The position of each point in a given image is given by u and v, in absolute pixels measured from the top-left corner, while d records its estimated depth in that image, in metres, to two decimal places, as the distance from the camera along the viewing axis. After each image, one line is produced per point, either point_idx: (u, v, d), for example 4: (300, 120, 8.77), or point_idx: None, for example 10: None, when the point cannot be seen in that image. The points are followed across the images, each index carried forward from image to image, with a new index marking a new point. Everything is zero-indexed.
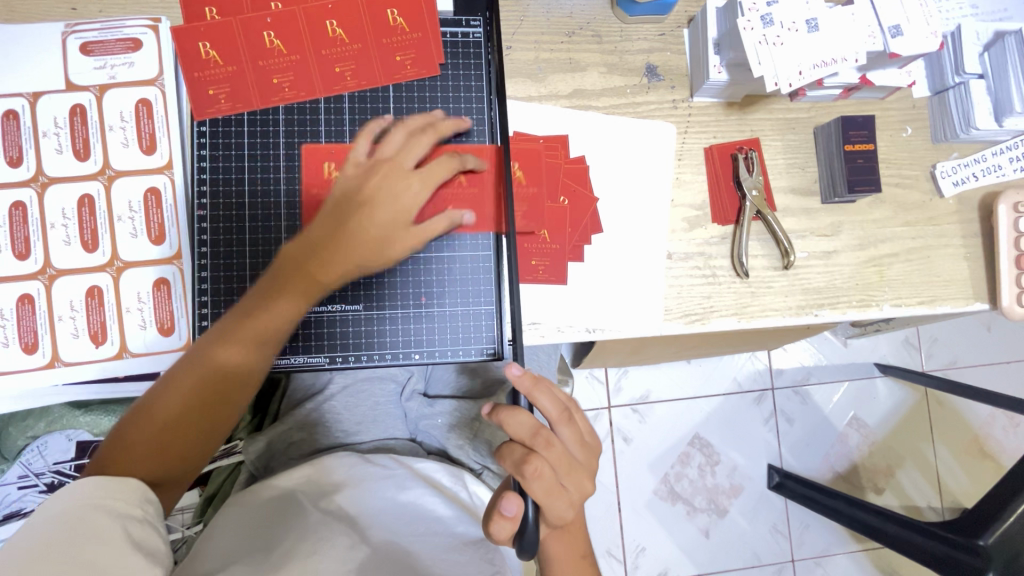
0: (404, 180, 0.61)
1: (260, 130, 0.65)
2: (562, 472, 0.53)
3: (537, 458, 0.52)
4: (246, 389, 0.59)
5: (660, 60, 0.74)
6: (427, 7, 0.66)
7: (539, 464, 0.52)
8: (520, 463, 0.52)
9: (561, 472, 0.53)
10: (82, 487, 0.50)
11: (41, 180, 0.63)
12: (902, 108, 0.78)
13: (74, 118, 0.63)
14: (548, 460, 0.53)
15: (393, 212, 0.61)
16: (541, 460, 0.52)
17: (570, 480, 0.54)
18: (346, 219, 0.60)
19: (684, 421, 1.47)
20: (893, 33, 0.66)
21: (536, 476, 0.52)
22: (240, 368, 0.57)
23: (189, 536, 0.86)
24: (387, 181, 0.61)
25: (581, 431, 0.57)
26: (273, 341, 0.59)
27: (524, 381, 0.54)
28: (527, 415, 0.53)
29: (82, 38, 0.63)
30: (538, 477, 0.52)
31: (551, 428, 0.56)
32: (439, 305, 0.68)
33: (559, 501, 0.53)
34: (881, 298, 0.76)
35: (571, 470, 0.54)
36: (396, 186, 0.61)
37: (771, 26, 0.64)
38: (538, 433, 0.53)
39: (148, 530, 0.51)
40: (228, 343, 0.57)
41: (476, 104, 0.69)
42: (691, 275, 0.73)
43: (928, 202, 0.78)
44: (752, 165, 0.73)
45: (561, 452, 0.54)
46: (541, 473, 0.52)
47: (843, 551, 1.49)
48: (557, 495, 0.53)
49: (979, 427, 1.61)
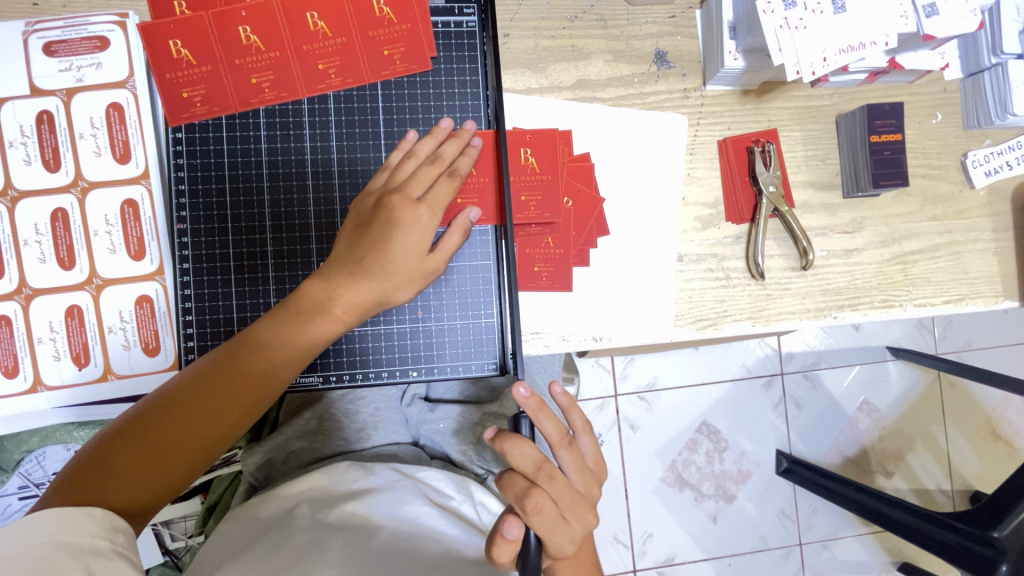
0: (422, 218, 0.56)
1: (240, 136, 0.60)
2: (564, 504, 0.50)
3: (539, 492, 0.49)
4: (238, 424, 0.56)
5: (670, 46, 0.69)
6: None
7: (541, 499, 0.49)
8: (521, 496, 0.49)
9: (564, 505, 0.50)
10: (45, 522, 0.47)
11: (12, 194, 0.59)
12: (931, 92, 0.72)
13: (42, 126, 0.59)
14: (550, 494, 0.50)
15: (407, 250, 0.56)
16: (543, 494, 0.49)
17: (574, 515, 0.51)
18: (357, 261, 0.56)
19: (691, 409, 1.45)
20: (928, 12, 0.60)
21: (537, 510, 0.48)
22: (242, 403, 0.55)
23: (193, 545, 0.91)
24: (400, 218, 0.56)
25: (581, 454, 0.54)
26: (274, 379, 0.56)
27: (562, 400, 0.53)
28: (530, 446, 0.49)
29: (44, 38, 0.59)
30: (539, 511, 0.49)
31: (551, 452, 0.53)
32: (436, 319, 0.65)
33: (561, 535, 0.50)
34: (905, 298, 0.72)
35: (573, 503, 0.51)
36: (408, 224, 0.56)
37: (793, 8, 0.59)
38: (541, 467, 0.49)
39: (116, 564, 0.48)
40: (233, 375, 0.55)
41: (471, 101, 0.64)
42: (704, 277, 0.69)
43: (958, 194, 0.73)
44: (769, 158, 0.69)
45: (564, 484, 0.50)
46: (543, 508, 0.48)
47: (852, 534, 1.48)
48: (559, 529, 0.50)
49: (994, 411, 1.58)
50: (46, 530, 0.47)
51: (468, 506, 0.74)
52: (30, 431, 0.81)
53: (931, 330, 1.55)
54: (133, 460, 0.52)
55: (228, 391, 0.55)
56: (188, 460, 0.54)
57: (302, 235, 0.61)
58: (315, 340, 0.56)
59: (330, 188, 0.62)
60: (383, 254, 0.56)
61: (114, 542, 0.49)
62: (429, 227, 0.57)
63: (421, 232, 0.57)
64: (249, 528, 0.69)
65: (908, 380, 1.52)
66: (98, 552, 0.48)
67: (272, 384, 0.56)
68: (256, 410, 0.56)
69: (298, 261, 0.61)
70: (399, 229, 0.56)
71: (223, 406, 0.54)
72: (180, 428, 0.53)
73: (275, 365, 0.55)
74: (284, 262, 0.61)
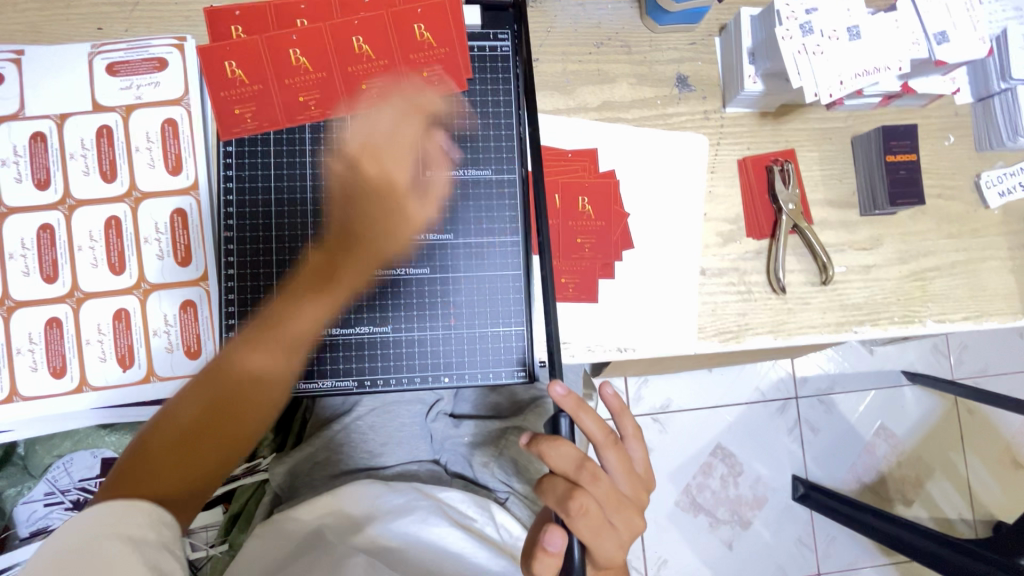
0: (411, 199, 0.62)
1: (287, 149, 0.64)
2: (609, 508, 0.46)
3: (582, 493, 0.45)
4: (264, 405, 0.57)
5: (691, 70, 0.72)
6: (456, 24, 0.64)
7: (585, 500, 0.45)
8: (563, 500, 0.46)
9: (610, 509, 0.47)
10: (87, 527, 0.46)
11: (69, 203, 0.62)
12: (943, 116, 0.75)
13: (101, 139, 0.63)
14: (594, 496, 0.46)
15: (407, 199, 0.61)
16: (586, 496, 0.45)
17: (621, 518, 0.47)
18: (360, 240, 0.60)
19: (706, 432, 1.44)
20: (939, 40, 0.63)
21: (582, 513, 0.45)
22: (263, 378, 0.57)
23: (214, 555, 0.88)
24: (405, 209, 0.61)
25: (627, 455, 0.50)
26: (291, 348, 0.59)
27: (611, 404, 0.51)
28: (569, 446, 0.47)
29: (108, 59, 0.63)
30: (584, 514, 0.45)
31: (595, 453, 0.49)
32: (467, 325, 0.64)
33: (609, 541, 0.46)
34: (924, 314, 0.73)
35: (620, 506, 0.47)
36: (418, 208, 0.62)
37: (811, 35, 0.62)
38: (581, 465, 0.46)
39: (161, 554, 0.47)
40: (256, 348, 0.57)
41: (505, 119, 0.66)
42: (726, 291, 0.71)
43: (973, 214, 0.75)
44: (788, 177, 0.71)
45: (608, 485, 0.47)
46: (588, 511, 0.45)
47: (872, 564, 1.45)
48: (605, 534, 0.46)
49: (1015, 439, 1.56)
50: (86, 533, 0.46)
51: (492, 527, 0.75)
52: (64, 435, 0.82)
53: (946, 354, 1.54)
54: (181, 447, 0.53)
55: (248, 363, 0.57)
56: (219, 442, 0.55)
57: None
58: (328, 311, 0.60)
59: None
60: (375, 210, 0.60)
61: (157, 530, 0.49)
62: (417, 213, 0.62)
63: (420, 216, 0.62)
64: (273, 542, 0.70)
65: (925, 406, 1.51)
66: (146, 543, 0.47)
67: (289, 356, 0.59)
68: (277, 383, 0.58)
69: None
70: (399, 159, 0.62)
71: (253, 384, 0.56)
72: (218, 416, 0.55)
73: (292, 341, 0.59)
74: None
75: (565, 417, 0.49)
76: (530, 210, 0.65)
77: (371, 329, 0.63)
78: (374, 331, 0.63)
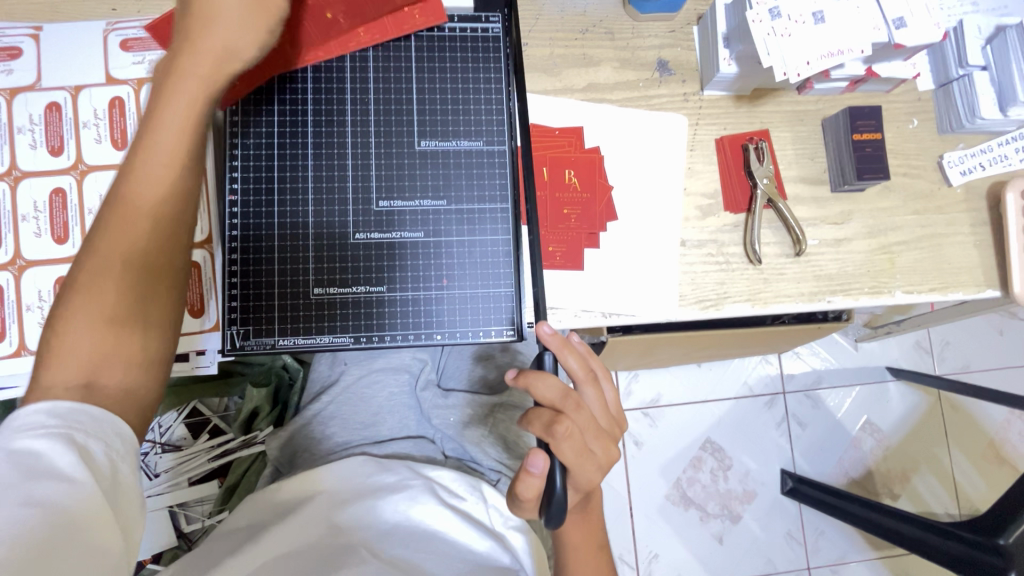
0: None
1: (289, 122, 0.66)
2: (589, 436, 0.51)
3: (567, 419, 0.49)
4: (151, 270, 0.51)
5: (671, 56, 0.77)
6: None
7: (571, 425, 0.49)
8: (550, 425, 0.49)
9: (589, 436, 0.51)
10: (36, 443, 0.43)
11: (81, 168, 0.66)
12: (908, 101, 0.80)
13: (114, 110, 0.66)
14: (577, 422, 0.50)
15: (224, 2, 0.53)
16: (571, 421, 0.49)
17: (598, 445, 0.52)
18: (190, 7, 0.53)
19: (694, 425, 1.47)
20: (898, 25, 0.68)
21: (567, 436, 0.49)
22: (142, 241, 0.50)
23: (208, 527, 0.93)
24: None
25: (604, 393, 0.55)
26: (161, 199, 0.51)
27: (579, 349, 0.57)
28: (554, 378, 0.50)
29: (121, 35, 0.67)
30: (569, 437, 0.49)
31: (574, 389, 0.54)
32: (460, 287, 0.67)
33: (587, 465, 0.51)
34: (893, 286, 0.77)
35: (598, 434, 0.51)
36: None
37: (779, 19, 0.67)
38: (567, 395, 0.50)
39: (107, 471, 0.45)
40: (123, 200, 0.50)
41: (496, 95, 0.70)
42: (706, 262, 0.75)
43: (937, 192, 0.79)
44: (762, 155, 0.75)
45: (588, 414, 0.51)
46: (572, 435, 0.49)
47: (860, 558, 1.47)
48: (585, 460, 0.51)
49: (997, 432, 1.59)
50: (36, 454, 0.43)
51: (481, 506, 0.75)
52: None
53: (929, 350, 1.58)
54: (107, 318, 0.48)
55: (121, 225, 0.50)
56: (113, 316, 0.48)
57: (340, 207, 0.66)
58: (212, 87, 0.53)
59: (367, 164, 0.67)
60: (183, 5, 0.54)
61: (110, 447, 0.46)
62: (235, 13, 0.53)
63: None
64: (269, 512, 0.72)
65: (909, 401, 1.54)
66: (109, 477, 0.45)
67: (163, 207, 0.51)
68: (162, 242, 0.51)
69: (336, 233, 0.66)
70: None
71: (153, 221, 0.51)
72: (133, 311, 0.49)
73: (174, 134, 0.52)
74: (323, 232, 0.65)
75: (550, 355, 0.53)
76: (520, 180, 0.68)
77: (367, 290, 0.65)
78: (370, 291, 0.65)
